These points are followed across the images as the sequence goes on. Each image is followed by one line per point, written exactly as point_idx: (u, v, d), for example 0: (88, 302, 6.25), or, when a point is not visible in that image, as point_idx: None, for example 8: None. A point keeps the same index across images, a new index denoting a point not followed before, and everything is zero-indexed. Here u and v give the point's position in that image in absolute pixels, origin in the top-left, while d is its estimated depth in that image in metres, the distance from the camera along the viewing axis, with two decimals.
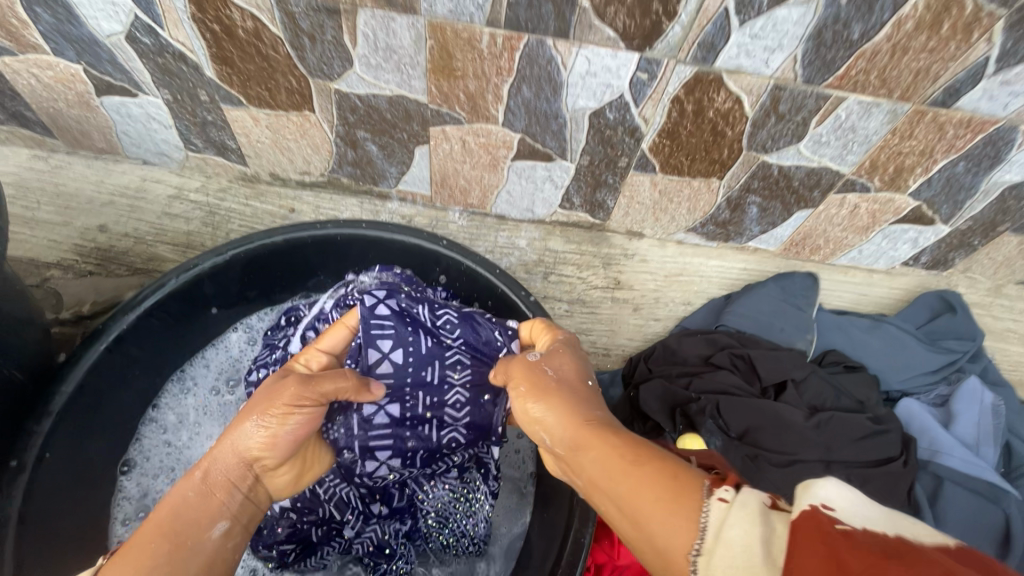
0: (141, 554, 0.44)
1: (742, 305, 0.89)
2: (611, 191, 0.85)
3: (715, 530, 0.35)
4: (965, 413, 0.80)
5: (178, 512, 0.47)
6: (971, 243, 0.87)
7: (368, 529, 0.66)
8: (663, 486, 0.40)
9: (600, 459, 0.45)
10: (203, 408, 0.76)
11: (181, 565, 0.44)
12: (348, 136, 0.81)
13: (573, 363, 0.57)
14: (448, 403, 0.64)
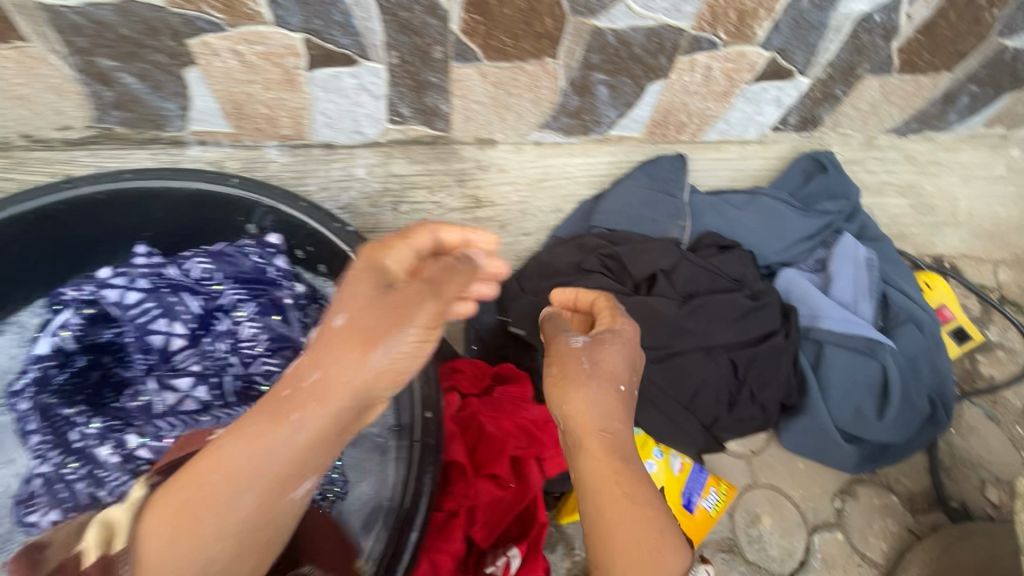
0: (177, 510, 0.37)
1: (611, 201, 0.81)
2: (440, 93, 0.73)
3: None
4: (843, 273, 0.77)
5: (241, 471, 0.38)
6: (834, 94, 0.81)
7: None
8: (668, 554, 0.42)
9: (610, 479, 0.45)
10: None
11: (190, 529, 0.37)
12: (91, 69, 0.64)
13: (620, 360, 0.51)
14: (244, 338, 0.62)
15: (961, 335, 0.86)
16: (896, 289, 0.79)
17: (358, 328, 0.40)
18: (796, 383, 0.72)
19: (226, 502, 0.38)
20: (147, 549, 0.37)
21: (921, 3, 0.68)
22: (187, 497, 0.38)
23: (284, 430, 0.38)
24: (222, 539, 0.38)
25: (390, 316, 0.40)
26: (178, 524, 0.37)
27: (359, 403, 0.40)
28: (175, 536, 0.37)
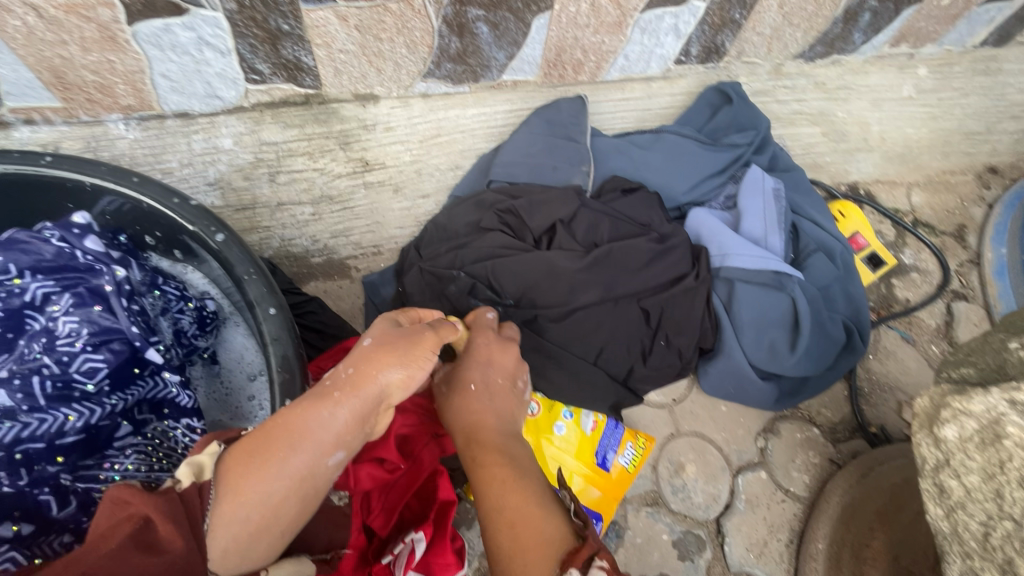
0: (243, 457, 0.38)
1: (509, 152, 0.75)
2: (298, 43, 0.64)
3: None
4: (751, 207, 0.74)
5: (301, 429, 0.39)
6: (734, 19, 0.77)
7: None
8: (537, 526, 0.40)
9: (491, 461, 0.46)
10: None
11: (260, 474, 0.38)
12: None
13: (482, 368, 0.52)
14: (60, 336, 0.47)
15: (876, 262, 0.86)
16: (806, 219, 0.77)
17: (390, 341, 0.44)
18: (710, 326, 0.69)
19: (285, 455, 0.38)
20: (230, 481, 0.37)
21: None
22: (253, 443, 0.39)
23: (327, 405, 0.40)
24: (274, 494, 0.38)
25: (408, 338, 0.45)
26: (249, 466, 0.38)
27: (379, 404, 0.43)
28: (247, 468, 0.38)
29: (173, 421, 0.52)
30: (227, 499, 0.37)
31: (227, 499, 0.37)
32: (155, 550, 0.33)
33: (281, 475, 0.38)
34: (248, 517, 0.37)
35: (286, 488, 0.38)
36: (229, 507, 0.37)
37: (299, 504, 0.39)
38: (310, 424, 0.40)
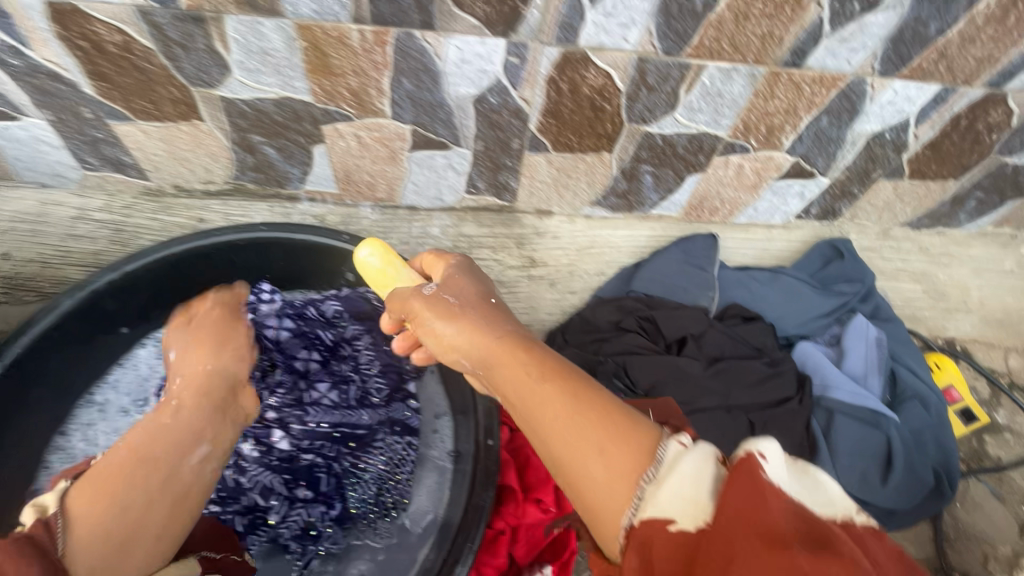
0: (113, 473, 0.53)
1: (649, 270, 0.93)
2: (512, 173, 0.88)
3: (670, 465, 0.40)
4: (854, 349, 0.87)
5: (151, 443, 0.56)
6: (851, 192, 0.93)
7: (293, 512, 0.70)
8: (588, 410, 0.46)
9: (512, 376, 0.51)
10: (113, 431, 0.75)
11: (107, 483, 0.52)
12: (243, 142, 0.81)
13: (467, 283, 0.62)
14: (363, 364, 0.79)
15: (968, 415, 0.93)
16: (905, 367, 0.88)
17: (204, 330, 0.71)
18: (808, 445, 0.79)
19: (146, 470, 0.54)
20: (77, 515, 0.49)
21: (926, 126, 0.80)
22: (101, 476, 0.52)
23: (182, 411, 0.60)
24: (137, 499, 0.52)
25: (219, 335, 0.71)
26: (102, 493, 0.51)
27: (216, 394, 0.64)
28: (91, 501, 0.50)
29: (401, 436, 0.75)
30: (81, 523, 0.49)
31: (81, 521, 0.49)
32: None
33: (165, 479, 0.55)
34: (104, 532, 0.49)
35: (144, 497, 0.53)
36: (86, 525, 0.49)
37: (171, 505, 0.54)
38: (158, 435, 0.57)
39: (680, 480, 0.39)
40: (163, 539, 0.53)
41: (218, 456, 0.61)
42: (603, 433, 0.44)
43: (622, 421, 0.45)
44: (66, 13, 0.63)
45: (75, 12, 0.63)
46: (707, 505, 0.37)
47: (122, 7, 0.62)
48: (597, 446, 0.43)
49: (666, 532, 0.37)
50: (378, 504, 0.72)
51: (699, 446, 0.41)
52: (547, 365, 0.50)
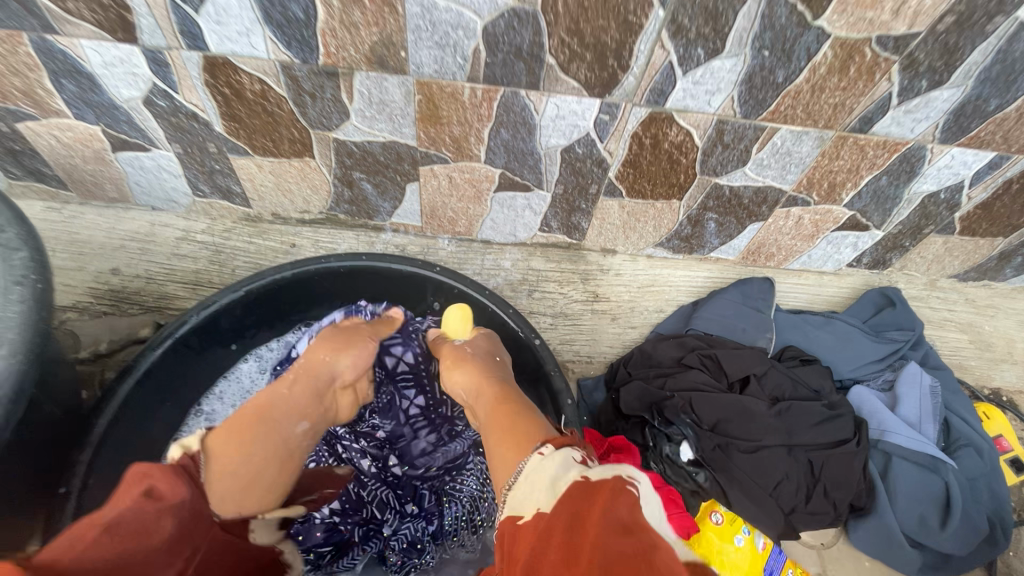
0: (245, 428, 0.57)
1: (708, 310, 0.98)
2: (584, 215, 0.95)
3: (526, 473, 0.48)
4: (907, 395, 0.91)
5: (272, 410, 0.61)
6: (903, 245, 0.99)
7: (403, 526, 0.78)
8: (510, 431, 0.56)
9: (484, 407, 0.64)
10: None
11: (241, 437, 0.57)
12: (345, 178, 0.89)
13: (485, 342, 0.76)
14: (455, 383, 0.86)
15: (1018, 466, 0.96)
16: (957, 415, 0.91)
17: (332, 337, 0.72)
18: (866, 487, 0.84)
19: (276, 434, 0.59)
20: (216, 455, 0.55)
21: (980, 188, 0.86)
22: (235, 425, 0.58)
23: (293, 386, 0.64)
24: (257, 459, 0.57)
25: (345, 342, 0.71)
26: (235, 441, 0.56)
27: (319, 381, 0.66)
28: (233, 449, 0.55)
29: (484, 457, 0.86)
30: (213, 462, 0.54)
31: (216, 461, 0.54)
32: (159, 498, 0.47)
33: (280, 442, 0.59)
34: (234, 473, 0.55)
35: (266, 450, 0.57)
36: (218, 465, 0.54)
37: (276, 467, 0.58)
38: (279, 403, 0.61)
39: (531, 484, 0.46)
40: (268, 495, 0.59)
41: (315, 433, 0.64)
42: (514, 443, 0.54)
43: (526, 434, 0.55)
44: (217, 65, 0.72)
45: (226, 64, 0.71)
46: (543, 503, 0.44)
47: (268, 61, 0.71)
48: (503, 456, 0.53)
49: (514, 527, 0.44)
50: (466, 518, 0.81)
51: (557, 454, 0.48)
52: (510, 405, 0.62)
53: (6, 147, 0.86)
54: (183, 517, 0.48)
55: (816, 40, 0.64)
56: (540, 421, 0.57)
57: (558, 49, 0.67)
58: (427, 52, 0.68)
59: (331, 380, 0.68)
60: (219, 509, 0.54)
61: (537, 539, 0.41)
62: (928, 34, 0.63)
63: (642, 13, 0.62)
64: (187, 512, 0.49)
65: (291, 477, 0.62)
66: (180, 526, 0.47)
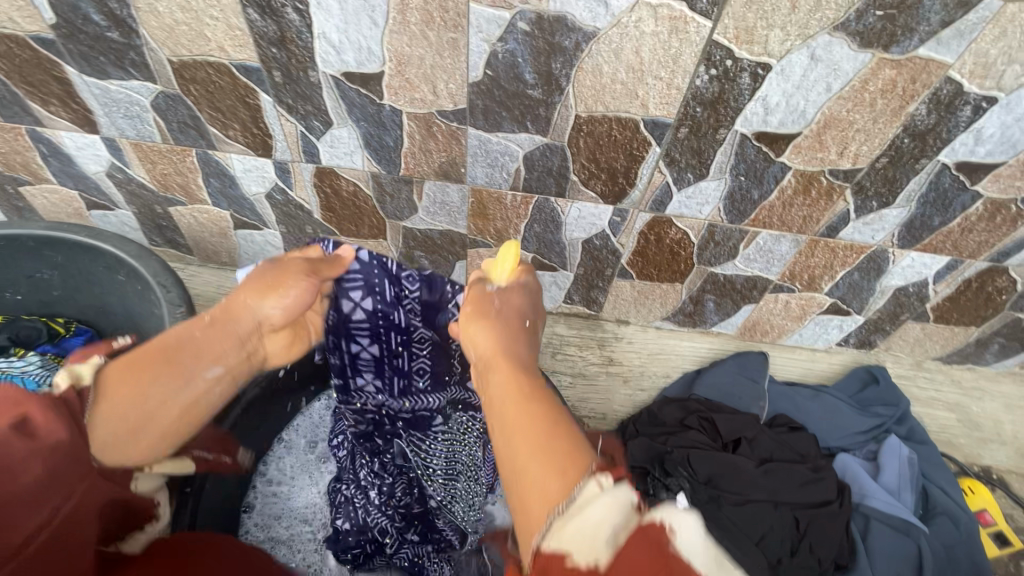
0: (145, 371, 0.58)
1: (708, 378, 1.13)
2: (601, 291, 1.13)
3: (578, 504, 0.43)
4: (888, 465, 1.02)
5: (174, 354, 0.60)
6: (884, 328, 1.12)
7: (403, 548, 0.95)
8: (547, 454, 0.50)
9: (502, 381, 0.63)
10: (296, 465, 1.06)
11: (139, 379, 0.58)
12: (408, 255, 1.12)
13: (522, 300, 0.76)
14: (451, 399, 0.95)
15: (1003, 539, 1.03)
16: (935, 486, 1.01)
17: (268, 271, 0.68)
18: (848, 546, 0.93)
19: (176, 382, 0.59)
20: (105, 395, 0.56)
21: (943, 284, 1.00)
22: (130, 368, 0.59)
23: (206, 330, 0.63)
24: (154, 403, 0.58)
25: (275, 279, 0.67)
26: (129, 384, 0.57)
27: (241, 328, 0.65)
28: (121, 392, 0.57)
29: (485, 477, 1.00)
30: (103, 403, 0.56)
31: (108, 399, 0.56)
32: (33, 435, 0.50)
33: (184, 387, 0.60)
34: (124, 418, 0.56)
35: (160, 396, 0.58)
36: (107, 408, 0.56)
37: (173, 414, 0.60)
38: (190, 345, 0.62)
39: (587, 525, 0.41)
40: (160, 443, 0.61)
41: (226, 382, 0.64)
42: (559, 464, 0.49)
43: (569, 458, 0.49)
44: (325, 173, 0.96)
45: (331, 172, 0.96)
46: (604, 552, 0.38)
47: (362, 171, 0.94)
48: (540, 479, 0.48)
49: (561, 563, 0.39)
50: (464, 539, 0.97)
51: (615, 488, 0.43)
52: (531, 395, 0.60)
53: (157, 222, 1.13)
54: (58, 456, 0.51)
55: (781, 170, 0.83)
56: (584, 440, 0.53)
57: (580, 170, 0.88)
58: (481, 170, 0.91)
59: (255, 324, 0.66)
60: (103, 453, 0.56)
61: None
62: (870, 169, 0.81)
63: (644, 149, 0.83)
64: (63, 451, 0.52)
65: (196, 422, 0.64)
66: (52, 467, 0.50)
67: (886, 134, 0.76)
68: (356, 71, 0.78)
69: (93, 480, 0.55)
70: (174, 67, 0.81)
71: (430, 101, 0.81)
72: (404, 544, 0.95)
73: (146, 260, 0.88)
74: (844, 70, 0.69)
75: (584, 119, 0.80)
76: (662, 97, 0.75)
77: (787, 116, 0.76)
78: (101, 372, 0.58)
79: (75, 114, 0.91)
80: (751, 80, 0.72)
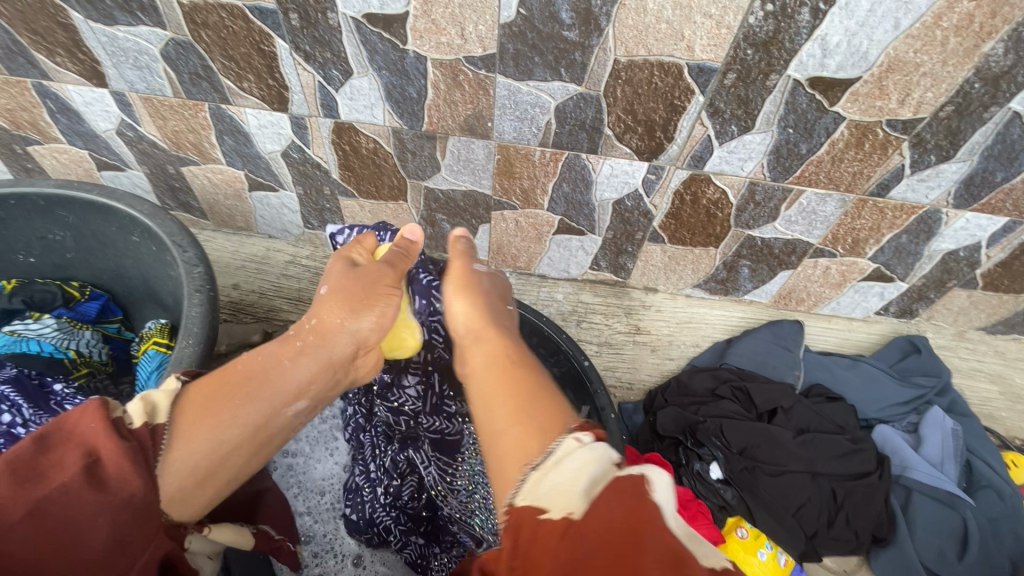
0: (227, 401, 0.53)
1: (740, 348, 1.08)
2: (630, 256, 1.09)
3: (557, 457, 0.43)
4: (930, 437, 0.98)
5: (256, 374, 0.56)
6: (928, 296, 1.07)
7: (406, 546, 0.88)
8: (522, 410, 0.50)
9: (484, 358, 0.60)
10: (314, 439, 1.02)
11: (248, 393, 0.54)
12: (429, 218, 1.07)
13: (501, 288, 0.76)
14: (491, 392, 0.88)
15: None
16: (979, 458, 0.97)
17: (360, 284, 0.66)
18: (886, 519, 0.90)
19: (245, 406, 0.54)
20: (182, 432, 0.50)
21: (997, 249, 0.94)
22: (208, 394, 0.53)
23: (287, 354, 0.59)
24: (228, 441, 0.52)
25: (367, 295, 0.65)
26: (206, 414, 0.51)
27: (331, 339, 0.62)
28: (204, 421, 0.51)
29: None
30: (180, 444, 0.49)
31: (183, 441, 0.49)
32: (104, 485, 0.43)
33: (263, 415, 0.55)
34: (197, 463, 0.49)
35: (237, 434, 0.52)
36: (185, 449, 0.49)
37: (254, 446, 0.54)
38: (275, 376, 0.57)
39: (561, 475, 0.41)
40: (220, 493, 0.53)
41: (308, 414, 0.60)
42: (532, 415, 0.49)
43: (550, 415, 0.49)
44: (344, 128, 0.91)
45: (351, 128, 0.91)
46: (578, 501, 0.38)
47: (383, 127, 0.89)
48: (518, 429, 0.48)
49: (535, 520, 0.39)
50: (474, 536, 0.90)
51: (593, 443, 0.43)
52: (512, 361, 0.59)
53: (169, 184, 1.09)
54: (130, 514, 0.44)
55: (834, 122, 0.77)
56: (558, 395, 0.53)
57: (615, 123, 0.82)
58: (509, 124, 0.85)
59: (350, 341, 0.63)
60: (170, 509, 0.48)
61: (574, 539, 0.36)
62: (933, 118, 0.75)
63: (686, 98, 0.77)
64: (139, 506, 0.44)
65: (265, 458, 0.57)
66: (123, 528, 0.43)
67: (954, 78, 0.70)
68: (379, 12, 0.73)
69: (163, 538, 0.47)
70: (185, 11, 0.76)
71: (457, 45, 0.75)
72: (408, 547, 0.89)
73: (160, 219, 0.84)
74: (916, 4, 0.63)
75: (623, 65, 0.74)
76: (710, 38, 0.69)
77: (847, 58, 0.70)
78: (177, 403, 0.52)
79: (81, 65, 0.86)
80: (811, 16, 0.66)
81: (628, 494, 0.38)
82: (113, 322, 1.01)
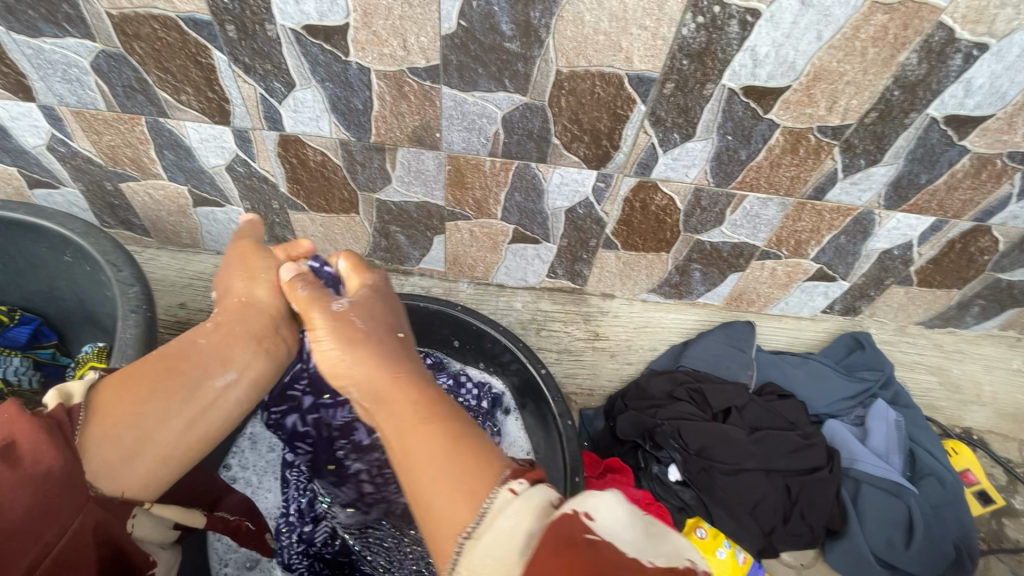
0: (144, 379, 0.59)
1: (696, 349, 1.10)
2: (586, 263, 1.10)
3: (492, 513, 0.42)
4: (876, 429, 1.02)
5: (177, 357, 0.62)
6: (869, 293, 1.12)
7: None
8: (454, 473, 0.46)
9: (397, 411, 0.53)
10: (260, 468, 0.98)
11: (174, 378, 0.60)
12: (382, 230, 1.06)
13: (377, 306, 0.68)
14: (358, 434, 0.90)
15: (986, 498, 1.06)
16: (923, 448, 1.02)
17: (234, 264, 0.73)
18: (839, 512, 0.93)
19: (164, 389, 0.59)
20: (99, 416, 0.55)
21: (928, 246, 0.99)
22: (119, 384, 0.58)
23: (198, 337, 0.66)
24: (148, 419, 0.57)
25: (250, 267, 0.73)
26: (122, 397, 0.57)
27: (243, 318, 0.69)
28: (121, 408, 0.56)
29: None
30: (96, 423, 0.55)
31: (104, 419, 0.55)
32: (18, 463, 0.46)
33: (189, 399, 0.60)
34: (117, 438, 0.55)
35: (162, 410, 0.58)
36: (102, 428, 0.55)
37: (188, 418, 0.60)
38: (194, 355, 0.63)
39: (498, 536, 0.40)
40: (159, 466, 0.58)
41: (244, 386, 0.65)
42: (454, 476, 0.46)
43: (475, 468, 0.46)
44: (290, 141, 0.89)
45: (297, 141, 0.89)
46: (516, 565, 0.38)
47: (330, 139, 0.88)
48: (449, 499, 0.45)
49: None
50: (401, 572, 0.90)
51: (529, 490, 0.42)
52: (430, 406, 0.53)
53: (107, 202, 1.05)
54: (51, 484, 0.47)
55: (769, 129, 0.81)
56: (492, 447, 0.49)
57: (562, 133, 0.84)
58: (458, 135, 0.85)
59: (268, 316, 0.70)
60: (102, 482, 0.53)
61: None
62: (859, 124, 0.79)
63: (628, 107, 0.79)
64: (60, 477, 0.48)
65: (205, 444, 0.62)
66: (43, 499, 0.47)
67: (875, 86, 0.74)
68: (318, 23, 0.72)
69: (94, 507, 0.51)
70: (114, 22, 0.73)
71: (400, 57, 0.75)
72: None
73: (93, 237, 0.81)
74: (835, 17, 0.67)
75: (565, 75, 0.75)
76: (646, 49, 0.71)
77: (776, 68, 0.73)
78: (92, 389, 0.57)
79: (5, 78, 0.82)
80: (739, 28, 0.68)
81: (568, 545, 0.36)
82: (47, 347, 0.95)
